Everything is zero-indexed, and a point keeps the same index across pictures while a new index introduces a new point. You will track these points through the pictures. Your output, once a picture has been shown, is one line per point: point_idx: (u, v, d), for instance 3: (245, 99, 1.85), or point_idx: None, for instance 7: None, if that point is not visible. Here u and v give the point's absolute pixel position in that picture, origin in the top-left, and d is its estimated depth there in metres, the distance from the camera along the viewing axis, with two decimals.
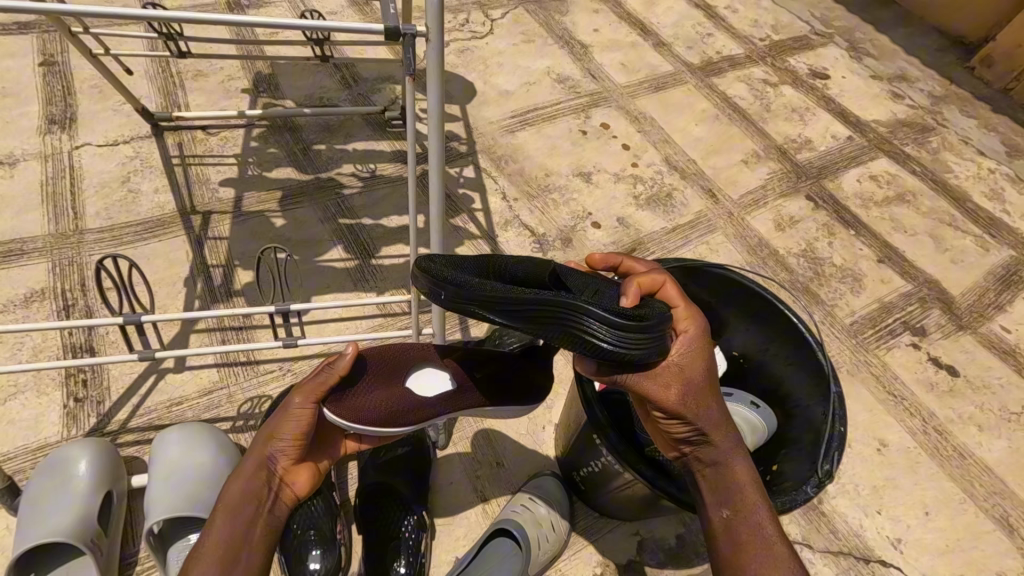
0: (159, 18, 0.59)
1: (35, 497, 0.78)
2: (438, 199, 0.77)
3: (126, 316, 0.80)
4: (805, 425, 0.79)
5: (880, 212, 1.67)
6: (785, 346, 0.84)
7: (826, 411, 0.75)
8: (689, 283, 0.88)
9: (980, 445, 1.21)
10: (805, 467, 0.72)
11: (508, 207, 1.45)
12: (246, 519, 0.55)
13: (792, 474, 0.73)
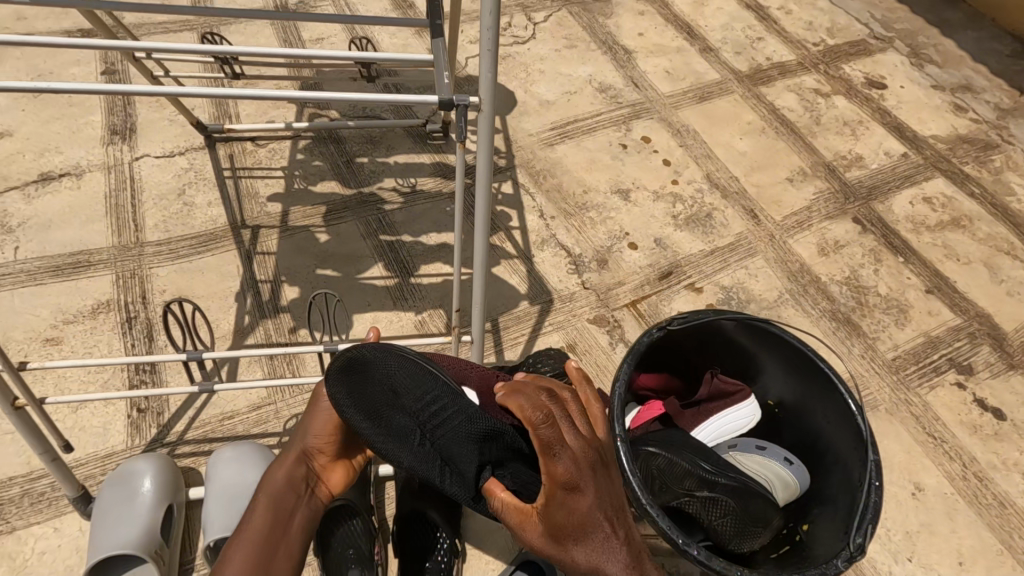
0: (229, 99, 0.61)
1: (106, 507, 0.86)
2: (486, 249, 0.83)
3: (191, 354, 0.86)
4: (839, 487, 0.79)
5: (932, 238, 1.60)
6: (824, 403, 0.83)
7: (863, 480, 0.74)
8: (729, 328, 0.87)
9: (1022, 494, 1.17)
10: (839, 538, 0.72)
11: (545, 226, 1.46)
12: (287, 505, 0.62)
13: (825, 543, 0.74)
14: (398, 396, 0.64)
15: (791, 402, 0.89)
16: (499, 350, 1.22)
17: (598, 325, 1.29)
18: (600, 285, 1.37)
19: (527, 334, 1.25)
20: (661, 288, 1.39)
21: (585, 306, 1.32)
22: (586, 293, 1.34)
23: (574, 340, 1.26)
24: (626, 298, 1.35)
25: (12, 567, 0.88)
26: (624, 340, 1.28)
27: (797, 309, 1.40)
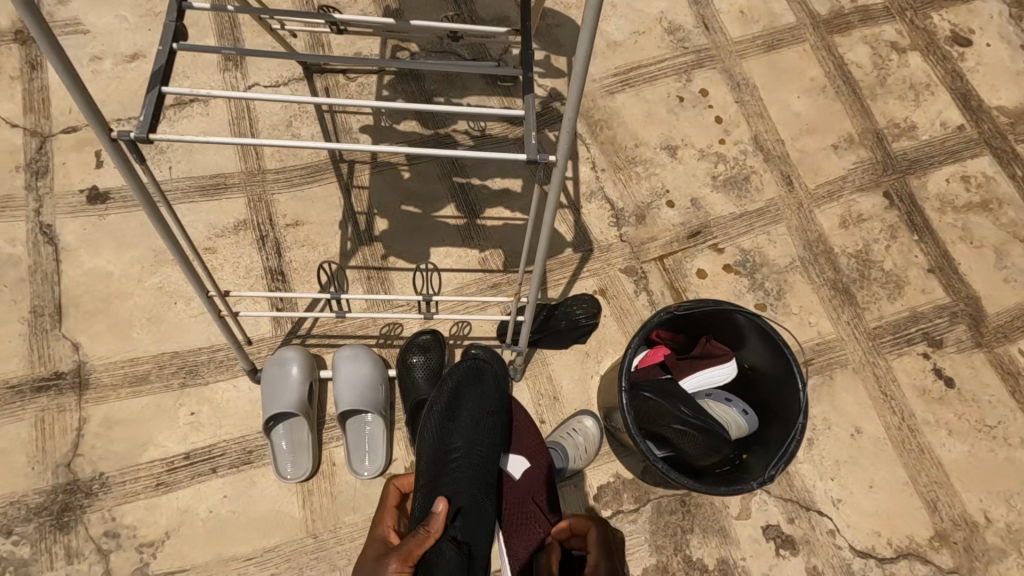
0: (347, 152, 0.81)
1: (270, 380, 1.28)
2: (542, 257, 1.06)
3: (334, 294, 1.18)
4: (775, 435, 1.12)
5: (954, 218, 1.72)
6: (783, 379, 1.12)
7: (791, 436, 1.07)
8: (738, 314, 1.14)
9: (940, 444, 1.49)
10: (761, 469, 1.08)
11: (595, 178, 1.66)
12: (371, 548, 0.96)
13: (752, 471, 1.09)
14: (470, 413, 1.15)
15: (759, 370, 1.19)
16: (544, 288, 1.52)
17: (627, 274, 1.56)
18: (635, 239, 1.60)
19: (568, 277, 1.54)
20: (688, 246, 1.61)
21: (619, 257, 1.57)
22: (622, 246, 1.59)
23: (605, 285, 1.54)
24: (655, 253, 1.59)
25: (211, 407, 1.33)
26: (647, 289, 1.55)
27: (803, 276, 1.61)
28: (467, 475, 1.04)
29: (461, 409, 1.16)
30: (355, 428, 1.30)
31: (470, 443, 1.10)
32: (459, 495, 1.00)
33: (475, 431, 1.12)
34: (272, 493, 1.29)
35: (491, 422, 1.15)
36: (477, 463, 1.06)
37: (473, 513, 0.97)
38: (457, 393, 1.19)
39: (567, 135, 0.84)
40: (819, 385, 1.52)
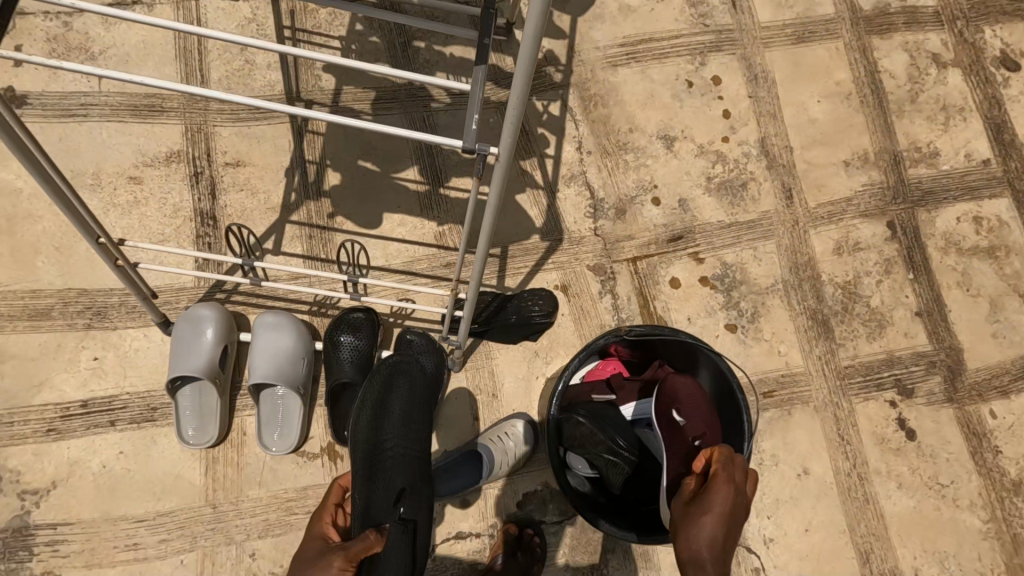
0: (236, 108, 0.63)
1: (179, 337, 1.16)
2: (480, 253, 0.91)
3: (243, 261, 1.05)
4: None
5: (955, 261, 1.59)
6: (731, 425, 1.05)
7: None
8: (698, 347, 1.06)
9: (886, 496, 1.43)
10: None
11: (579, 161, 1.50)
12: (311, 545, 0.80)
13: None
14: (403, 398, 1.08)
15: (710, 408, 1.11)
16: (502, 276, 1.39)
17: (595, 272, 1.43)
18: (610, 235, 1.47)
19: (530, 267, 1.41)
20: (666, 251, 1.48)
21: (589, 252, 1.44)
22: (595, 240, 1.45)
23: (569, 281, 1.41)
24: (629, 253, 1.46)
25: (116, 354, 1.22)
26: (613, 292, 1.43)
27: (783, 301, 1.50)
28: (402, 463, 0.98)
29: (391, 396, 1.07)
30: (268, 400, 1.20)
31: (403, 431, 1.03)
32: (396, 482, 0.94)
33: (408, 421, 1.05)
34: (173, 455, 1.20)
35: (422, 406, 1.10)
36: (414, 450, 1.02)
37: (413, 496, 0.94)
38: (389, 381, 1.09)
39: (511, 127, 0.66)
40: (776, 418, 1.43)
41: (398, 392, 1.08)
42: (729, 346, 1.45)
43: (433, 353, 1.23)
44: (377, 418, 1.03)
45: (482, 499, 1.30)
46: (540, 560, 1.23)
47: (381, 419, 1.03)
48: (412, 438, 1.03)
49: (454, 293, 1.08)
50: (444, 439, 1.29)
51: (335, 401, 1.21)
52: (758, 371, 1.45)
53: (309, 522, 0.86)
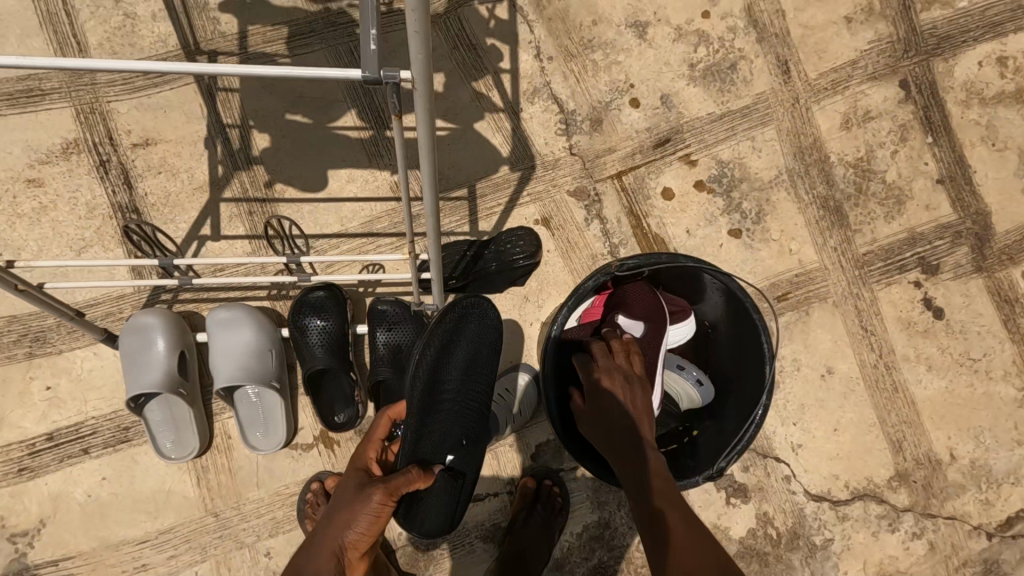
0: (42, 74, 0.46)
1: (127, 352, 1.04)
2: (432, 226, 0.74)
3: (161, 262, 0.93)
4: (726, 412, 0.97)
5: (978, 114, 1.41)
6: (745, 349, 0.94)
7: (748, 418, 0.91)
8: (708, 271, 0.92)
9: (916, 381, 1.35)
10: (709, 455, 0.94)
11: (540, 69, 1.29)
12: (351, 483, 0.82)
13: (698, 453, 0.97)
14: (460, 354, 1.00)
15: (723, 332, 1.00)
16: (474, 220, 1.24)
17: (577, 198, 1.27)
18: (588, 151, 1.29)
19: (504, 204, 1.25)
20: (653, 159, 1.31)
21: (567, 176, 1.28)
22: (572, 161, 1.28)
23: (550, 213, 1.26)
24: (613, 169, 1.29)
25: (70, 379, 1.12)
26: (600, 216, 1.28)
27: (789, 193, 1.35)
28: (459, 416, 1.00)
29: (459, 342, 1.00)
30: (244, 401, 1.10)
31: (465, 384, 1.01)
32: (450, 433, 0.99)
33: (472, 371, 1.02)
34: (160, 471, 1.13)
35: (483, 355, 1.04)
36: (466, 403, 1.01)
37: (465, 449, 1.00)
38: (461, 326, 1.00)
39: (416, 38, 0.47)
40: (793, 322, 1.33)
41: (466, 341, 1.01)
42: (735, 254, 1.32)
43: (412, 322, 1.11)
44: (444, 361, 0.98)
45: (494, 457, 1.24)
46: (565, 509, 1.19)
47: (448, 364, 0.99)
48: (465, 391, 1.01)
49: (416, 270, 0.92)
50: None
51: (317, 390, 1.10)
52: (770, 275, 1.32)
53: (354, 456, 0.88)
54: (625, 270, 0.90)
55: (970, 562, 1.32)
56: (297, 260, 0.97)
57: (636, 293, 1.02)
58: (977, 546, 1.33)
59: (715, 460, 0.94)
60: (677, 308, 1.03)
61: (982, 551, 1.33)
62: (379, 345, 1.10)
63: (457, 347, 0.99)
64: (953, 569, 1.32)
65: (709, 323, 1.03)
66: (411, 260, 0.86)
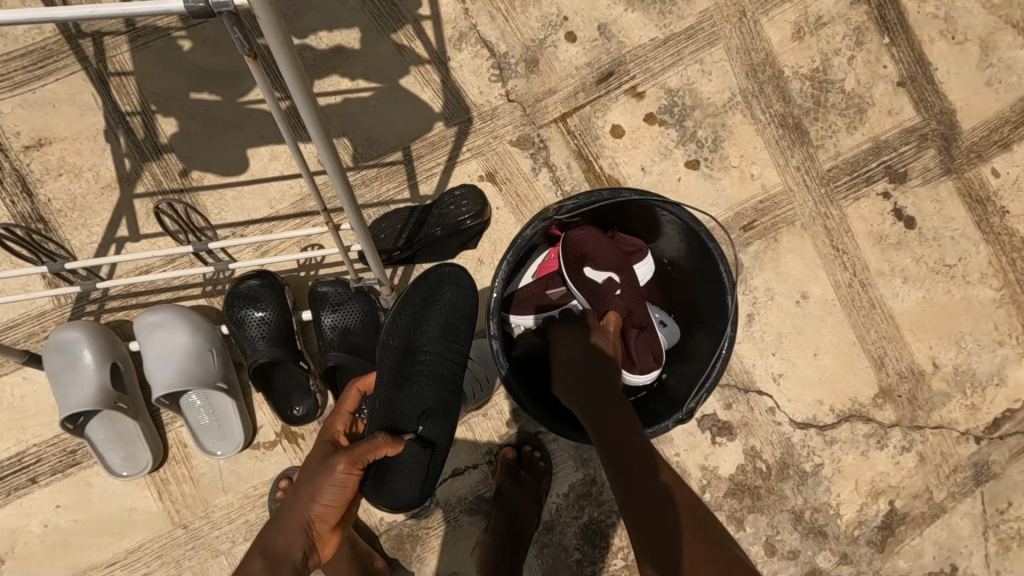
0: None
1: (54, 372, 0.97)
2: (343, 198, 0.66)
3: (49, 267, 0.83)
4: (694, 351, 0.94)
5: (935, 7, 1.33)
6: (706, 282, 0.90)
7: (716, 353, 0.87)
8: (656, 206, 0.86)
9: (893, 294, 1.31)
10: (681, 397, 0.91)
11: (463, 11, 1.19)
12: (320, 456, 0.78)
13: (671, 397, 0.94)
14: (436, 319, 0.98)
15: (682, 268, 0.95)
16: (414, 184, 1.15)
17: (521, 147, 1.19)
18: (527, 95, 1.20)
19: (443, 163, 1.16)
20: (598, 95, 1.22)
21: (508, 125, 1.19)
22: (511, 108, 1.19)
23: (494, 167, 1.18)
24: (556, 111, 1.21)
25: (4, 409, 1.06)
26: (548, 164, 1.20)
27: (745, 115, 1.27)
28: (434, 381, 0.95)
29: (435, 307, 0.98)
30: (192, 407, 1.04)
31: (443, 349, 0.97)
32: (422, 400, 0.93)
33: (450, 336, 0.99)
34: (117, 490, 1.07)
35: (462, 322, 1.01)
36: (446, 368, 0.97)
37: (439, 417, 0.93)
38: (435, 290, 0.99)
39: None
40: (762, 250, 1.27)
41: (443, 303, 1.00)
42: (694, 186, 1.25)
43: (357, 300, 1.05)
44: (417, 328, 0.97)
45: (469, 429, 1.19)
46: (548, 472, 1.16)
47: (421, 331, 0.97)
48: (444, 359, 0.97)
49: (344, 247, 0.84)
50: None
51: (268, 385, 1.04)
52: (733, 205, 1.26)
53: (322, 429, 0.86)
54: (565, 213, 0.85)
55: (959, 468, 1.32)
56: (206, 248, 0.88)
57: (589, 240, 0.95)
58: (965, 452, 1.33)
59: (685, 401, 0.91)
60: (633, 249, 0.99)
61: (970, 455, 1.33)
62: (326, 329, 1.04)
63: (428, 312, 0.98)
64: (944, 477, 1.31)
65: (667, 260, 0.99)
66: (333, 233, 0.78)
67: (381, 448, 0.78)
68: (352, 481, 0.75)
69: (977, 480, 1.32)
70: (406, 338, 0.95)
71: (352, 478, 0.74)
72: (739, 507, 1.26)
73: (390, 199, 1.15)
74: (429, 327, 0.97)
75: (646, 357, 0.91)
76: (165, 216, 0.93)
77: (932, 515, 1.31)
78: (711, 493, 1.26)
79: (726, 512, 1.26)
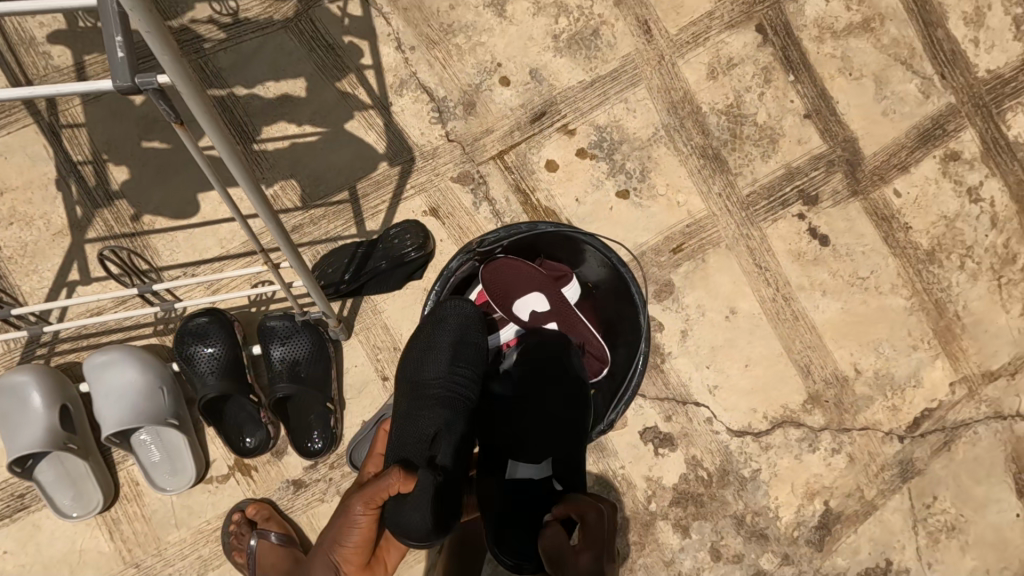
0: None
1: (2, 416, 0.99)
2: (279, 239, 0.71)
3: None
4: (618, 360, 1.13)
5: (832, 47, 1.49)
6: (623, 302, 1.10)
7: (636, 361, 1.07)
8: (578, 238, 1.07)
9: (814, 306, 1.42)
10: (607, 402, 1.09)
11: (403, 60, 1.28)
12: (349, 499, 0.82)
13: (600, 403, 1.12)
14: (442, 350, 1.03)
15: (604, 289, 1.14)
16: (360, 220, 1.22)
17: (461, 183, 1.27)
18: (465, 135, 1.29)
19: (388, 200, 1.24)
20: (532, 133, 1.32)
21: (448, 163, 1.27)
22: (450, 147, 1.28)
23: (437, 202, 1.25)
24: (493, 149, 1.30)
25: None
26: (488, 198, 1.28)
27: (669, 148, 1.39)
28: (448, 407, 0.99)
29: (438, 336, 1.05)
30: (143, 444, 1.06)
31: (449, 376, 1.02)
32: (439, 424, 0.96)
33: (458, 360, 1.04)
34: (67, 532, 1.07)
35: (469, 354, 1.05)
36: (457, 395, 1.01)
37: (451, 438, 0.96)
38: (439, 318, 1.06)
39: (150, 32, 0.45)
40: (691, 270, 1.37)
41: (448, 330, 1.05)
42: (625, 214, 1.35)
43: (305, 332, 1.10)
44: (423, 358, 1.03)
45: None
46: None
47: (427, 361, 1.03)
48: (453, 390, 1.01)
49: (286, 283, 0.88)
50: (357, 411, 1.17)
51: (219, 418, 1.07)
52: (662, 229, 1.36)
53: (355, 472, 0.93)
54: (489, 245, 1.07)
55: (887, 466, 1.39)
56: (150, 289, 0.92)
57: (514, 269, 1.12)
58: (891, 450, 1.40)
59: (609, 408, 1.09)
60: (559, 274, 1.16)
61: (896, 453, 1.40)
62: (276, 361, 1.09)
63: (437, 342, 1.04)
64: (873, 475, 1.38)
65: (590, 282, 1.17)
66: (274, 271, 0.82)
67: (395, 485, 0.78)
68: (371, 518, 0.78)
69: (904, 477, 1.39)
70: (419, 371, 1.02)
71: (371, 518, 0.78)
72: (683, 515, 1.32)
73: (338, 236, 1.21)
74: (437, 360, 1.03)
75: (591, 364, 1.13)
76: (109, 261, 1.06)
77: (864, 513, 1.37)
78: (656, 503, 1.32)
79: (671, 520, 1.32)
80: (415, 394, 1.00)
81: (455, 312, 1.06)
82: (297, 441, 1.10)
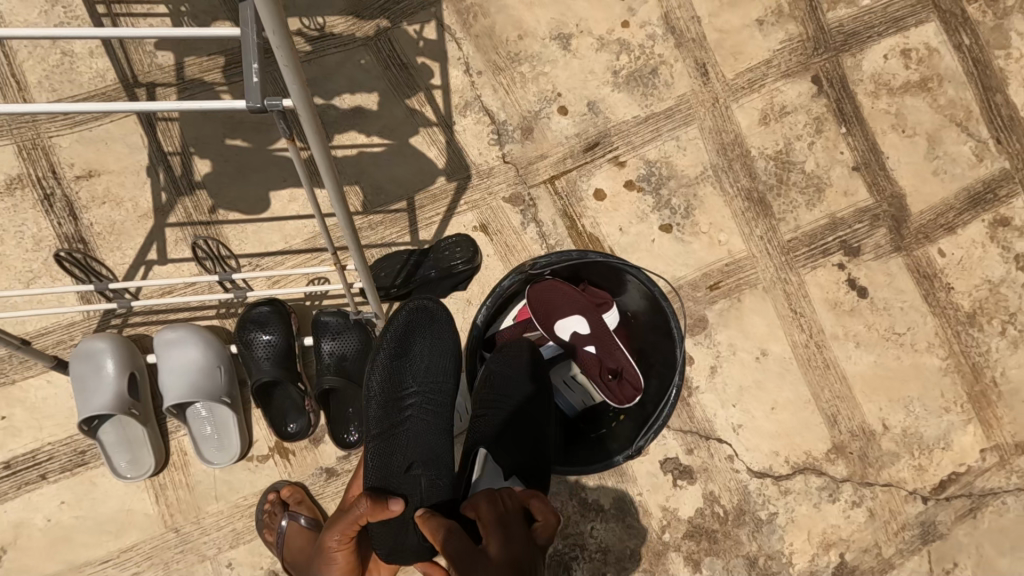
0: None
1: (78, 377, 1.08)
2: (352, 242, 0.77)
3: (97, 286, 0.96)
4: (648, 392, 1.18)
5: (887, 103, 1.51)
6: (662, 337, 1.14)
7: (668, 395, 1.11)
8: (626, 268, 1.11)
9: (846, 357, 1.43)
10: (632, 431, 1.15)
11: (470, 83, 1.37)
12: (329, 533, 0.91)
13: (623, 433, 1.17)
14: (416, 364, 1.08)
15: (644, 319, 1.19)
16: (414, 230, 1.29)
17: (513, 204, 1.33)
18: (521, 158, 1.36)
19: (442, 213, 1.31)
20: (584, 161, 1.38)
21: (502, 183, 1.34)
22: (505, 169, 1.35)
23: (487, 220, 1.32)
24: (546, 173, 1.36)
25: (24, 410, 1.16)
26: (536, 220, 1.34)
27: (715, 187, 1.42)
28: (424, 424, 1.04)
29: (414, 349, 1.08)
30: (196, 419, 1.14)
31: (425, 385, 1.07)
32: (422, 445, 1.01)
33: (434, 375, 1.08)
34: (118, 492, 1.16)
35: (447, 369, 1.09)
36: (435, 410, 1.06)
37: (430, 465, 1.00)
38: (411, 329, 1.08)
39: (288, 68, 0.53)
40: (726, 308, 1.40)
41: (421, 343, 1.09)
42: (666, 248, 1.39)
43: (355, 330, 1.18)
44: (398, 369, 1.06)
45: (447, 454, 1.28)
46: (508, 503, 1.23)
47: (404, 372, 1.07)
48: (433, 404, 1.06)
49: (347, 282, 0.95)
50: None
51: (267, 403, 1.15)
52: (701, 266, 1.40)
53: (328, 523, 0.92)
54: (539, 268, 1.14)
55: (908, 526, 1.38)
56: (229, 277, 1.00)
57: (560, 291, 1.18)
58: (913, 510, 1.38)
59: (634, 437, 1.15)
60: (601, 300, 1.21)
61: (918, 514, 1.38)
62: (324, 354, 1.16)
63: (407, 350, 1.08)
64: (892, 534, 1.37)
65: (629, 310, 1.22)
66: (338, 270, 0.89)
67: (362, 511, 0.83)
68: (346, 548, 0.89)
69: (924, 539, 1.37)
70: (391, 383, 1.05)
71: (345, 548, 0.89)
72: (696, 550, 1.33)
73: (392, 242, 1.29)
74: (411, 372, 1.07)
75: (626, 391, 1.16)
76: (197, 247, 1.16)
77: (880, 570, 1.35)
78: (670, 533, 1.33)
79: (683, 553, 1.33)
80: (387, 411, 1.03)
81: (429, 322, 1.10)
82: (335, 431, 1.17)
